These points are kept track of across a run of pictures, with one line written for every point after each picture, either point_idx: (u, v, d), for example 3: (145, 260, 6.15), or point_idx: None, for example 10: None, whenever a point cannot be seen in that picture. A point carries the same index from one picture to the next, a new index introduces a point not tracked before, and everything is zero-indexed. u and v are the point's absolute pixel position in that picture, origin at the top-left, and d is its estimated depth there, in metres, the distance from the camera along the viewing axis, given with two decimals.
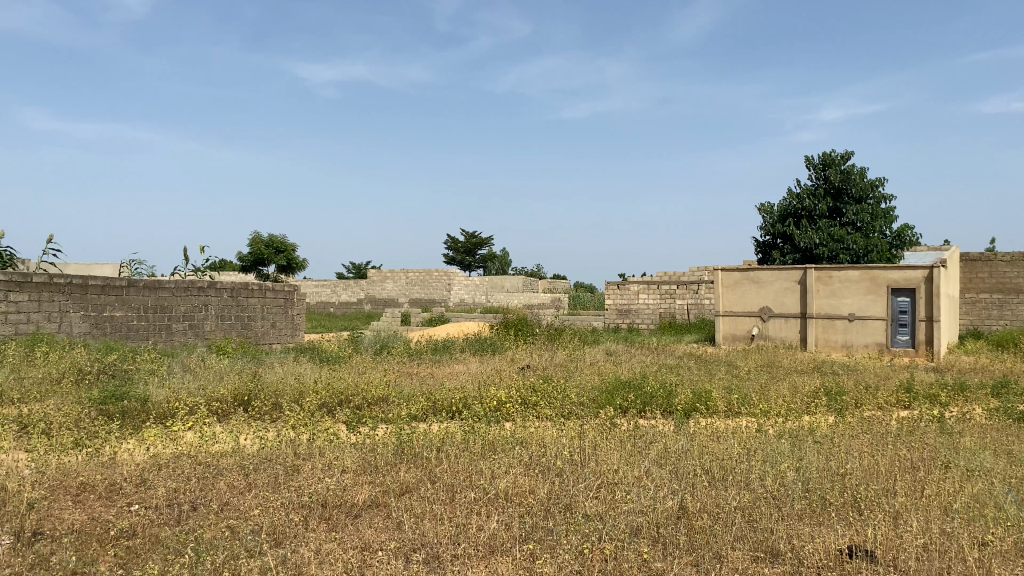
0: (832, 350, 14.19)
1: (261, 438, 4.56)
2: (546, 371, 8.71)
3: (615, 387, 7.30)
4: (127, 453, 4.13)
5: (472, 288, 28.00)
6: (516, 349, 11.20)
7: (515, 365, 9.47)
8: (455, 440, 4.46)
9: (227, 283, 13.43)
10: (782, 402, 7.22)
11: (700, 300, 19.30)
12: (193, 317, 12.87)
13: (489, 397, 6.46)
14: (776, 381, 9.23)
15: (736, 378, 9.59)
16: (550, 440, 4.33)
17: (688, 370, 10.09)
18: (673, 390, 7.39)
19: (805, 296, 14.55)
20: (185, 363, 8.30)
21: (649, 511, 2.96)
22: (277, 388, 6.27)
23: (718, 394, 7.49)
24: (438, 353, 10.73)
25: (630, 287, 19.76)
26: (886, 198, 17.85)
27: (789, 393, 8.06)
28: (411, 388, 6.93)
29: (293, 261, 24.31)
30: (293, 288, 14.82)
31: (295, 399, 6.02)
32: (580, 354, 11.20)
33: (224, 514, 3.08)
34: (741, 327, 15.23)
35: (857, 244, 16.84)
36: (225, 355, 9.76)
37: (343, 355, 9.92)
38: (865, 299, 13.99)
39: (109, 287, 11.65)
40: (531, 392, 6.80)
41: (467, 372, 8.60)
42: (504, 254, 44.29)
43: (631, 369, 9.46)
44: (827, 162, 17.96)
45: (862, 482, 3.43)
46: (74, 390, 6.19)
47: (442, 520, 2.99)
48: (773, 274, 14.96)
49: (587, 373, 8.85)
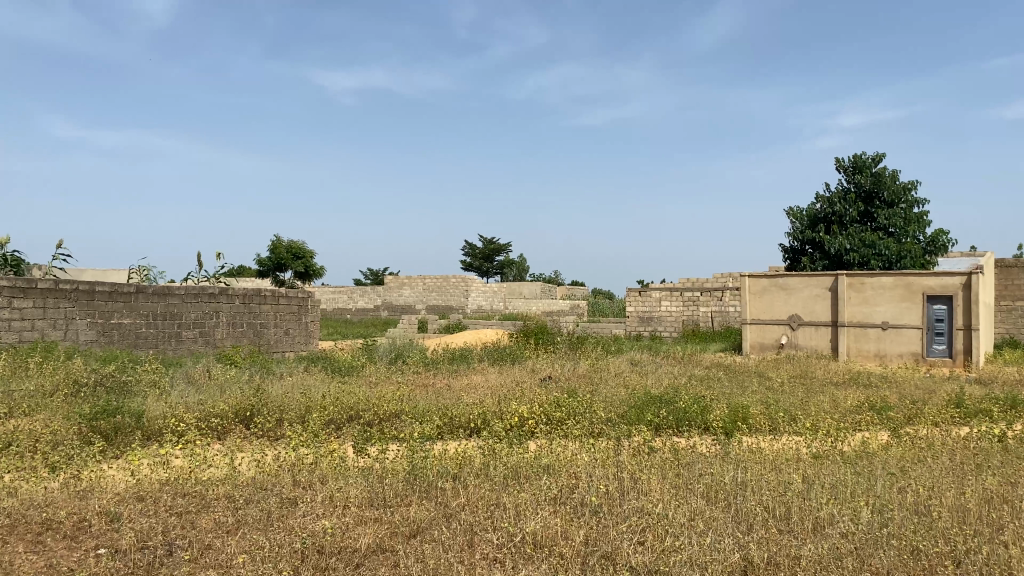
0: (864, 360, 13.59)
1: (259, 462, 4.10)
2: (569, 383, 8.22)
3: (645, 402, 6.79)
4: (105, 479, 3.68)
5: (490, 295, 27.52)
6: (536, 359, 10.70)
7: (536, 377, 8.99)
8: (471, 467, 3.98)
9: (239, 290, 13.05)
10: (825, 419, 6.70)
11: (725, 308, 18.72)
12: (203, 324, 12.48)
13: (508, 413, 5.97)
14: (814, 395, 8.68)
15: (770, 391, 9.03)
16: (579, 468, 3.85)
17: (718, 383, 9.55)
18: (707, 405, 6.88)
19: (836, 304, 13.95)
20: (189, 374, 7.88)
21: (709, 567, 2.50)
22: (282, 403, 5.81)
23: (755, 410, 6.95)
24: (456, 363, 10.25)
25: (652, 294, 19.22)
26: (919, 202, 17.21)
27: (831, 408, 7.51)
28: (426, 402, 6.46)
29: (310, 267, 23.97)
30: (307, 294, 14.43)
31: (300, 415, 5.57)
32: (604, 364, 10.68)
33: (203, 563, 2.63)
34: (769, 335, 14.66)
35: (890, 249, 16.21)
36: (232, 365, 9.34)
37: (355, 365, 9.47)
38: (899, 306, 13.39)
39: (117, 293, 11.29)
40: (555, 407, 6.31)
41: (485, 384, 8.12)
42: (522, 260, 43.81)
43: (658, 381, 8.94)
44: (858, 165, 17.38)
45: (953, 526, 2.94)
46: (66, 404, 5.76)
47: (460, 572, 2.54)
48: (802, 281, 14.38)
49: (613, 385, 8.34)
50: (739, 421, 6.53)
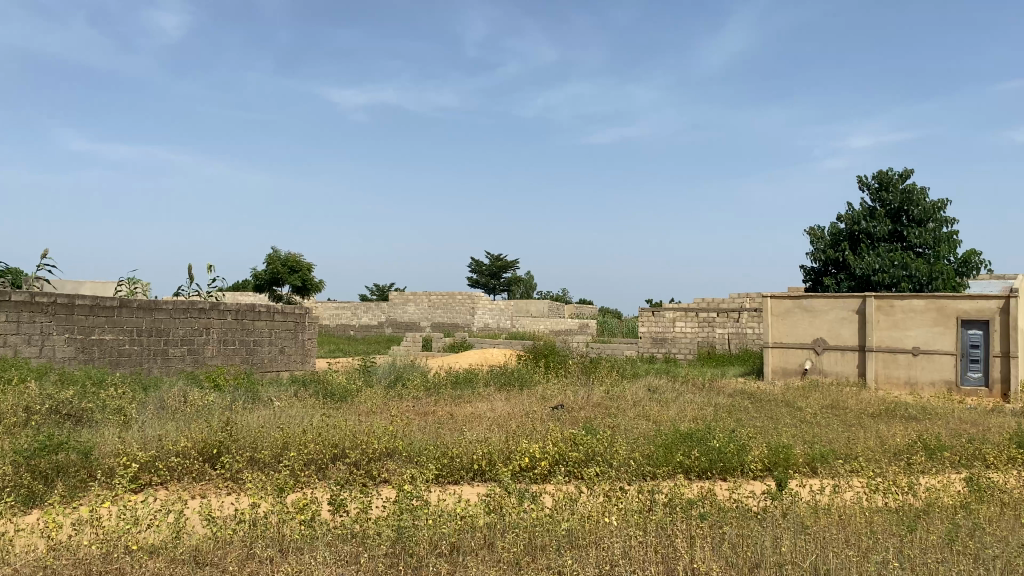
0: (893, 388, 12.72)
1: (210, 521, 3.34)
2: (586, 416, 7.42)
3: (672, 441, 5.96)
4: (6, 550, 2.91)
5: (497, 312, 26.76)
6: (547, 384, 9.89)
7: (547, 405, 8.21)
8: (475, 543, 3.22)
9: (232, 305, 12.31)
10: (878, 466, 5.86)
11: (742, 330, 17.86)
12: (192, 341, 11.73)
13: (514, 457, 5.17)
14: (855, 432, 7.85)
15: (804, 425, 8.21)
16: (607, 547, 3.10)
17: (747, 415, 8.73)
18: (743, 445, 6.07)
19: (863, 327, 13.10)
20: (163, 398, 7.11)
21: None
22: (259, 437, 5.04)
23: (798, 452, 6.12)
24: (460, 388, 9.46)
25: (665, 314, 18.41)
26: (950, 222, 16.41)
27: (879, 450, 6.68)
28: (423, 438, 5.68)
29: (310, 282, 23.22)
30: (305, 310, 13.69)
31: (277, 457, 4.80)
32: (620, 390, 9.88)
33: None
34: (792, 360, 13.79)
35: (921, 270, 15.38)
36: (215, 388, 8.56)
37: (350, 390, 8.67)
38: (932, 331, 12.54)
39: (99, 308, 10.54)
40: (570, 447, 5.50)
41: (490, 414, 7.33)
42: (530, 277, 43.07)
43: (680, 413, 8.11)
44: (884, 182, 16.60)
45: None
46: (6, 437, 4.99)
47: None
48: (827, 302, 13.52)
49: (633, 417, 7.55)
50: (778, 470, 5.70)
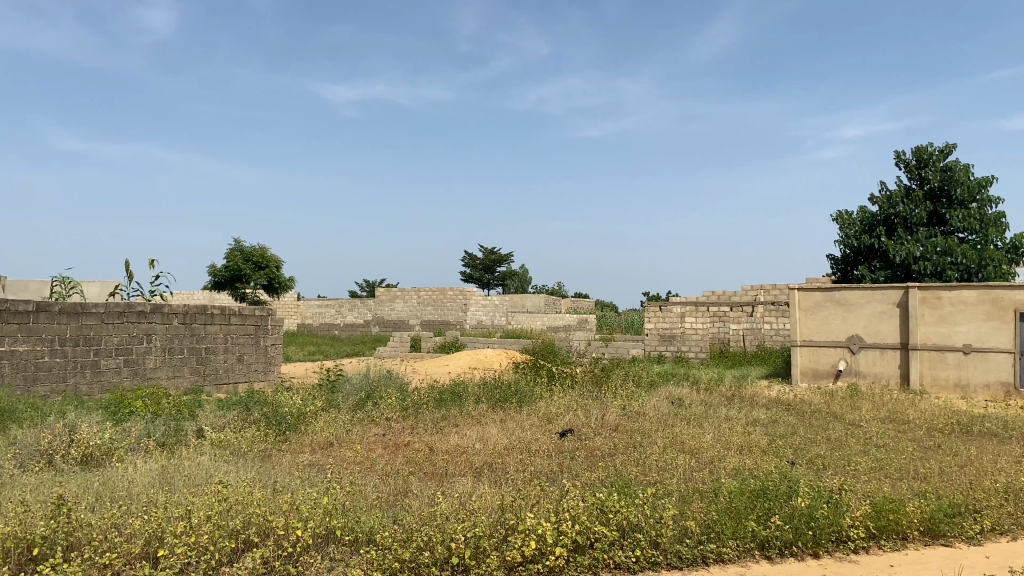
0: (941, 391, 10.91)
1: None
2: (600, 452, 5.62)
3: (736, 501, 4.16)
4: None
5: (490, 308, 24.90)
6: (550, 400, 8.09)
7: (550, 433, 6.45)
8: None
9: (178, 306, 10.49)
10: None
11: (758, 325, 16.10)
12: (129, 351, 9.91)
13: (511, 547, 3.41)
14: (946, 465, 6.03)
15: (881, 454, 6.43)
16: None
17: (801, 440, 6.91)
18: (831, 501, 4.29)
19: (905, 323, 11.26)
20: (38, 436, 5.28)
21: None
22: (116, 518, 3.25)
23: (911, 510, 4.36)
24: (444, 408, 7.66)
25: (673, 309, 16.80)
26: (996, 203, 14.69)
27: (1006, 498, 4.90)
28: (376, 503, 3.90)
29: (275, 279, 21.41)
30: (268, 312, 11.87)
31: (136, 564, 3.03)
32: (638, 405, 8.10)
33: None
34: (824, 360, 11.92)
35: (968, 257, 13.66)
36: (130, 416, 6.73)
37: (302, 415, 6.85)
38: (985, 325, 10.72)
39: (8, 313, 8.73)
40: (594, 520, 3.73)
41: (475, 452, 5.50)
42: (524, 272, 41.15)
43: (723, 441, 6.30)
44: (922, 160, 14.92)
45: None
46: None
47: None
48: (863, 295, 11.64)
49: (663, 451, 5.74)
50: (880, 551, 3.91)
